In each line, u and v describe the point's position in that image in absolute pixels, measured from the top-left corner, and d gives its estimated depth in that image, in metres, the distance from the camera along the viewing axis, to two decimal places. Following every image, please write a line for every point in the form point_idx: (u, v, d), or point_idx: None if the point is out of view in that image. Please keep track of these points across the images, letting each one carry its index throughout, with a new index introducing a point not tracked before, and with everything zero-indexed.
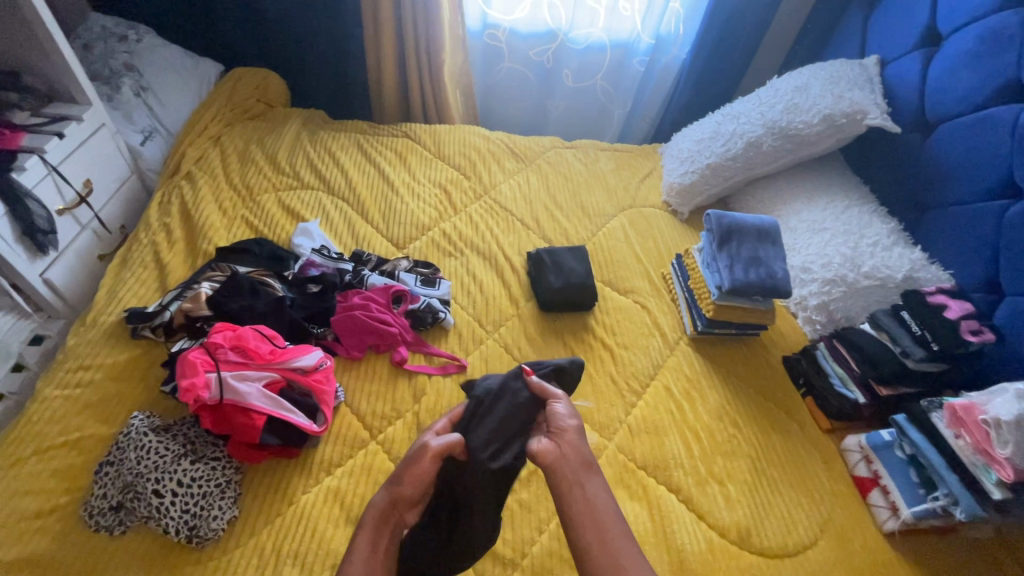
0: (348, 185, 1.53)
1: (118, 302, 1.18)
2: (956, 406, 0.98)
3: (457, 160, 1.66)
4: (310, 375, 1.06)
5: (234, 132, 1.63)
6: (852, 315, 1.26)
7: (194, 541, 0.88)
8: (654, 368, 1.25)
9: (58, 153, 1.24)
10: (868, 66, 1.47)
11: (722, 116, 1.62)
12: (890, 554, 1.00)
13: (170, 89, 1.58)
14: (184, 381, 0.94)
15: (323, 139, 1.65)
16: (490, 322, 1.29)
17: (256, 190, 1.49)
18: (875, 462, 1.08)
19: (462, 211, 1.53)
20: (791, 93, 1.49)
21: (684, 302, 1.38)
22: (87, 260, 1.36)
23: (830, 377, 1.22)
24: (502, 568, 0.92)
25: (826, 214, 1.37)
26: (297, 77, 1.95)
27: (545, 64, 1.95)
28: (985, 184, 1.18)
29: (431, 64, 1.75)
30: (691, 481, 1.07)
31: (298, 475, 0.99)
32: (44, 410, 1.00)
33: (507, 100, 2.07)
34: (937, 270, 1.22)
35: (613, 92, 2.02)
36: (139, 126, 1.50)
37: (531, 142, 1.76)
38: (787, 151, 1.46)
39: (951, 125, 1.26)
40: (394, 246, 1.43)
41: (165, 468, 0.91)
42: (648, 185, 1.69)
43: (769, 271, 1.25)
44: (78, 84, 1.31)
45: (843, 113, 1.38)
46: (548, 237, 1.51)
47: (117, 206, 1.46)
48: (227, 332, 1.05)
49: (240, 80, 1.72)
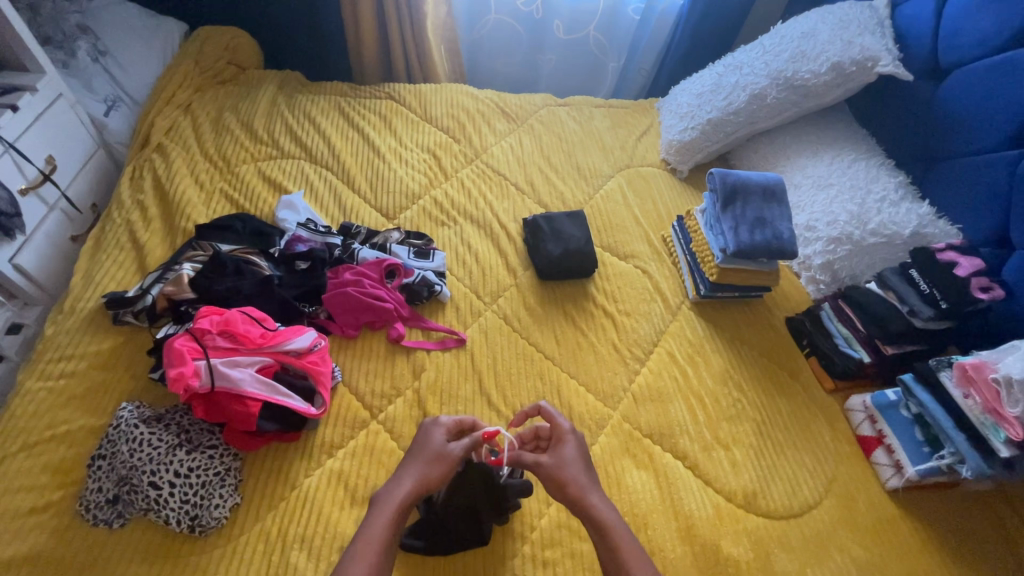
0: (331, 153, 1.45)
1: (96, 287, 1.12)
2: (966, 365, 0.97)
3: (445, 122, 1.57)
4: (304, 357, 1.02)
5: (206, 99, 1.52)
6: (856, 274, 1.23)
7: (196, 530, 0.86)
8: (656, 335, 1.23)
9: (13, 128, 1.15)
10: (877, 7, 1.38)
11: (724, 67, 1.53)
12: (892, 509, 1.02)
13: (131, 54, 1.46)
14: (172, 370, 0.91)
15: (301, 104, 1.55)
16: (488, 293, 1.25)
17: (233, 161, 1.40)
18: (879, 421, 1.09)
19: (453, 176, 1.46)
20: (796, 40, 1.41)
21: (686, 266, 1.34)
22: (59, 243, 1.28)
23: (834, 337, 1.22)
24: (512, 542, 0.92)
25: (832, 169, 1.32)
26: (270, 36, 1.82)
27: (533, 15, 1.84)
28: (997, 133, 1.13)
29: (413, 17, 1.63)
30: (697, 448, 1.06)
31: (298, 459, 0.96)
32: (28, 403, 0.96)
33: (494, 56, 1.96)
34: (944, 224, 1.18)
35: (606, 45, 1.92)
36: (100, 95, 1.39)
37: (523, 100, 1.66)
38: (794, 103, 1.39)
39: (965, 70, 1.20)
40: (384, 216, 1.37)
41: (159, 460, 0.88)
42: (646, 142, 1.62)
43: (776, 232, 1.21)
44: (27, 49, 1.20)
45: (853, 60, 1.30)
46: (544, 202, 1.45)
47: (86, 183, 1.37)
48: (214, 316, 1.00)
49: (207, 40, 1.59)
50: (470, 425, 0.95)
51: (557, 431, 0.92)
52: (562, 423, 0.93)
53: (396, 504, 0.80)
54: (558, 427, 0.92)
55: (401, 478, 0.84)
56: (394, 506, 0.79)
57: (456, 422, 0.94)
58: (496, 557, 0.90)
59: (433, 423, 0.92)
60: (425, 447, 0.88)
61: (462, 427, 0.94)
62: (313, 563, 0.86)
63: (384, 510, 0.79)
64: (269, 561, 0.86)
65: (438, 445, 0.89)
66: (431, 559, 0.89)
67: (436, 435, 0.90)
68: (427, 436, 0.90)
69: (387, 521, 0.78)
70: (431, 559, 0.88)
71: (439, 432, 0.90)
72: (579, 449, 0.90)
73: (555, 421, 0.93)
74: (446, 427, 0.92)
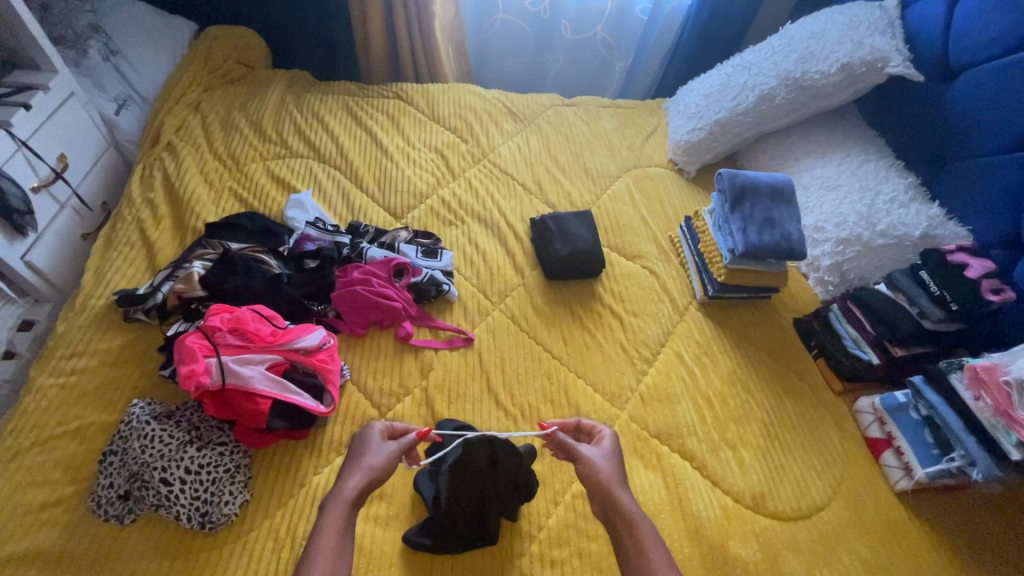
0: (339, 153, 1.45)
1: (107, 284, 1.13)
2: (978, 367, 0.96)
3: (453, 121, 1.57)
4: (314, 355, 1.03)
5: (215, 98, 1.53)
6: (865, 275, 1.23)
7: (207, 527, 0.87)
8: (663, 336, 1.23)
9: (25, 127, 1.16)
10: (888, 8, 1.37)
11: (732, 67, 1.53)
12: (901, 512, 1.01)
13: (142, 53, 1.47)
14: (183, 368, 0.92)
15: (310, 104, 1.56)
16: (495, 293, 1.25)
17: (242, 159, 1.41)
18: (888, 423, 1.08)
19: (460, 176, 1.46)
20: (805, 40, 1.40)
21: (693, 266, 1.34)
22: (70, 240, 1.29)
23: (842, 338, 1.20)
24: (520, 542, 0.92)
25: (841, 170, 1.32)
26: (278, 36, 1.82)
27: (541, 16, 1.84)
28: (1008, 134, 1.12)
29: (420, 16, 1.63)
30: (705, 448, 1.06)
31: (307, 457, 0.97)
32: (40, 399, 0.97)
33: (502, 57, 1.96)
34: (955, 226, 1.18)
35: (614, 45, 1.92)
36: (111, 94, 1.40)
37: (530, 100, 1.67)
38: (802, 103, 1.39)
39: (976, 71, 1.19)
40: (392, 216, 1.37)
41: (170, 456, 0.89)
42: (653, 143, 1.62)
43: (785, 233, 1.21)
44: (39, 48, 1.21)
45: (863, 60, 1.29)
46: (551, 201, 1.45)
47: (96, 181, 1.38)
48: (225, 313, 1.01)
49: (216, 39, 1.60)
50: (402, 430, 0.93)
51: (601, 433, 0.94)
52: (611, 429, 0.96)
53: (345, 503, 0.77)
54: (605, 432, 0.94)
55: (345, 478, 0.81)
56: (343, 505, 0.76)
57: (389, 426, 0.92)
58: (504, 557, 0.90)
59: (370, 426, 0.90)
60: (366, 449, 0.86)
61: (394, 431, 0.92)
62: None
63: (335, 510, 0.76)
64: (278, 558, 0.86)
65: (377, 445, 0.86)
66: (441, 556, 0.89)
67: (373, 437, 0.88)
68: (365, 438, 0.87)
69: (339, 522, 0.74)
70: (441, 558, 0.89)
71: (375, 435, 0.88)
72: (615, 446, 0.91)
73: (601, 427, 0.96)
74: (381, 430, 0.90)
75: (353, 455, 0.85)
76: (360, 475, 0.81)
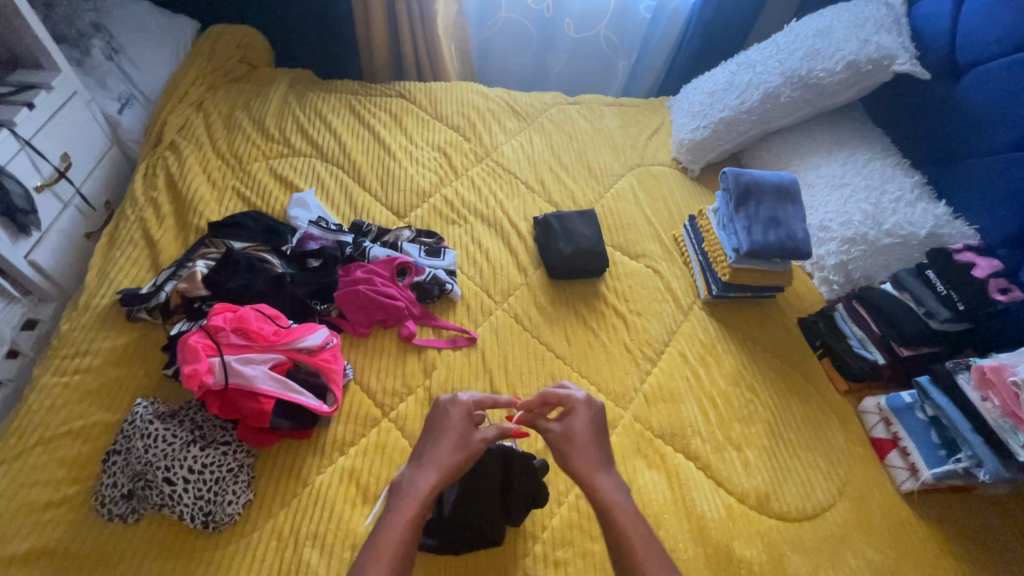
0: (342, 151, 1.45)
1: (110, 284, 1.13)
2: (985, 367, 0.95)
3: (456, 120, 1.57)
4: (317, 355, 1.03)
5: (218, 97, 1.53)
6: (871, 274, 1.22)
7: (210, 526, 0.87)
8: (667, 335, 1.22)
9: (29, 126, 1.16)
10: (894, 5, 1.36)
11: (736, 65, 1.52)
12: (907, 513, 1.01)
13: (145, 51, 1.47)
14: (187, 367, 0.92)
15: (313, 102, 1.56)
16: (499, 292, 1.25)
17: (245, 158, 1.41)
18: (894, 423, 1.08)
19: (463, 174, 1.46)
20: (811, 38, 1.39)
21: (697, 266, 1.34)
22: (73, 239, 1.29)
23: (848, 339, 1.20)
24: (523, 542, 0.92)
25: (846, 169, 1.31)
26: (281, 35, 1.82)
27: (544, 14, 1.83)
28: (1015, 133, 1.12)
29: (424, 15, 1.62)
30: (709, 449, 1.06)
31: (311, 457, 0.97)
32: (43, 399, 0.97)
33: (504, 55, 1.96)
34: (961, 225, 1.17)
35: (617, 44, 1.92)
36: (114, 93, 1.40)
37: (533, 99, 1.66)
38: (807, 102, 1.38)
39: (984, 69, 1.18)
40: (395, 215, 1.37)
41: (174, 456, 0.88)
42: (657, 141, 1.61)
43: (789, 232, 1.20)
44: (43, 47, 1.21)
45: (868, 58, 1.28)
46: (554, 200, 1.45)
47: (99, 180, 1.38)
48: (228, 313, 1.01)
49: (219, 38, 1.60)
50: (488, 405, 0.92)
51: (569, 403, 0.91)
52: (578, 394, 0.91)
53: (420, 498, 0.77)
54: (571, 399, 0.90)
55: (421, 470, 0.81)
56: (417, 500, 0.76)
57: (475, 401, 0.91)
58: (507, 557, 0.90)
59: (450, 404, 0.89)
60: (446, 434, 0.85)
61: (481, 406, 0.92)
62: (325, 559, 0.86)
63: (406, 507, 0.75)
64: (281, 558, 0.86)
65: (460, 430, 0.86)
66: (444, 556, 0.89)
67: (454, 418, 0.87)
68: (445, 418, 0.87)
69: (408, 517, 0.74)
70: (444, 558, 0.89)
71: (454, 417, 0.87)
72: (591, 419, 0.88)
73: (568, 393, 0.92)
74: (465, 409, 0.89)
75: (428, 437, 0.86)
76: (435, 468, 0.81)
